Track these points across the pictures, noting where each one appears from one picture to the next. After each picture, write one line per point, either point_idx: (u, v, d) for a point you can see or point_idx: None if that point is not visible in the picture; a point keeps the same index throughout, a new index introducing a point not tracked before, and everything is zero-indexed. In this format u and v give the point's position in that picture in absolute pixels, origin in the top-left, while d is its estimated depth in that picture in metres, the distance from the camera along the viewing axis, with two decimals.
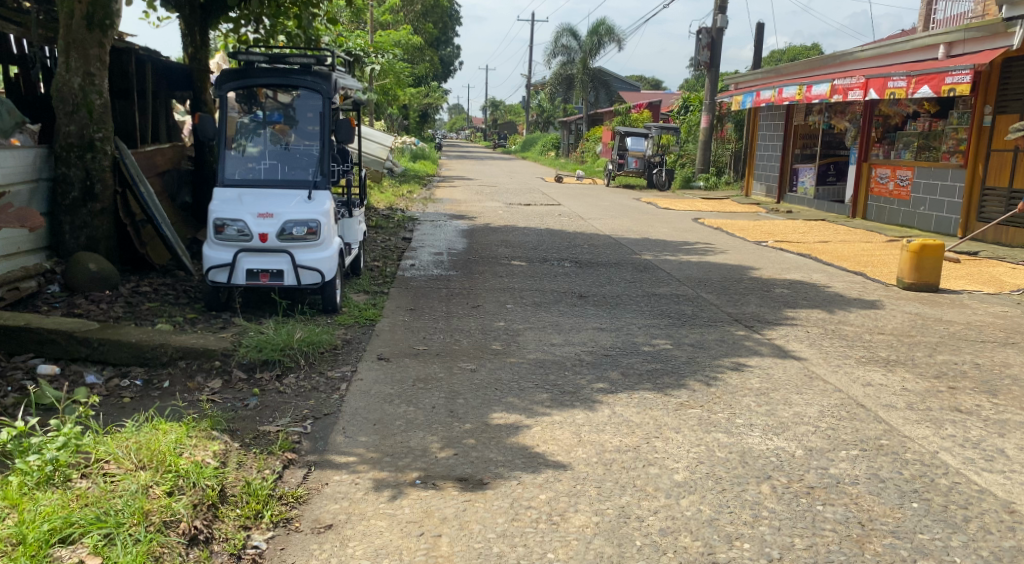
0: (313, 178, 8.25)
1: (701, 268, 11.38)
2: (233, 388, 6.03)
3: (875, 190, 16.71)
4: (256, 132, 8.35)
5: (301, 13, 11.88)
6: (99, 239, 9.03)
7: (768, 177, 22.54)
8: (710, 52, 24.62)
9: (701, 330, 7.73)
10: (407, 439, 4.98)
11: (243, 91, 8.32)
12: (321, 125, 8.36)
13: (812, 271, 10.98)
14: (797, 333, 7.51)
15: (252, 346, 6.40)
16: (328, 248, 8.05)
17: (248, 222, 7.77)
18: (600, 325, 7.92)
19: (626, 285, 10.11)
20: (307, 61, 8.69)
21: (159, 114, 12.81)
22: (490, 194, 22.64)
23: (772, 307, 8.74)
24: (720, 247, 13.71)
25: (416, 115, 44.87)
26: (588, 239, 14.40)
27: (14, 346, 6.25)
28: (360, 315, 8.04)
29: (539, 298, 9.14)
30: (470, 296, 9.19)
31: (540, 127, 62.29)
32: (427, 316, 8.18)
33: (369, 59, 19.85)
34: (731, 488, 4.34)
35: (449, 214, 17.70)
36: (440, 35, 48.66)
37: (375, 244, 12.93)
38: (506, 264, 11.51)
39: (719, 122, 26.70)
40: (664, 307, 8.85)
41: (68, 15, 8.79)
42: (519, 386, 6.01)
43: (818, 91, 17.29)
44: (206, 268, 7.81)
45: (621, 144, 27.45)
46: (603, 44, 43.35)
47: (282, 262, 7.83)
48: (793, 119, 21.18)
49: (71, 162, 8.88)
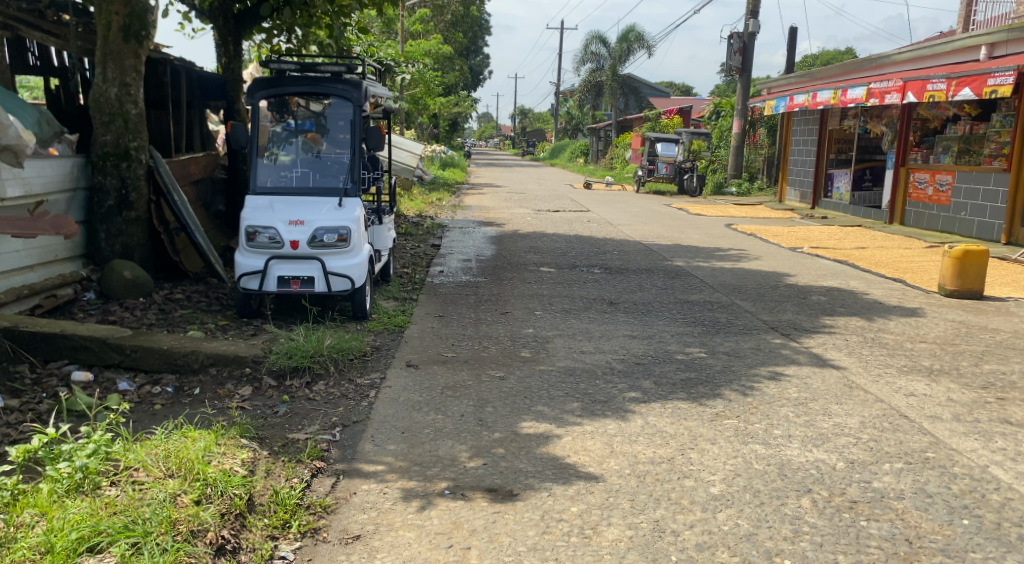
0: (344, 185, 8.23)
1: (735, 275, 11.22)
2: (263, 395, 5.99)
3: (914, 195, 16.41)
4: (288, 140, 8.35)
5: (334, 23, 11.93)
6: (133, 247, 9.07)
7: (802, 183, 22.25)
8: (742, 57, 24.39)
9: (736, 338, 7.59)
10: (436, 448, 4.91)
11: (274, 99, 8.34)
12: (352, 132, 8.35)
13: (850, 277, 10.78)
14: (836, 342, 7.36)
15: (282, 353, 6.34)
16: (358, 254, 8.02)
17: (279, 230, 7.76)
18: (632, 333, 7.81)
19: (658, 292, 9.98)
20: (337, 69, 8.69)
21: (193, 123, 12.91)
22: (520, 201, 22.58)
23: (808, 315, 8.57)
24: (754, 254, 13.51)
25: (445, 123, 44.92)
26: (619, 246, 14.27)
27: (49, 353, 6.28)
28: (390, 321, 8.00)
29: (569, 305, 9.04)
30: (499, 303, 9.12)
31: (570, 135, 62.17)
32: (456, 323, 8.12)
33: (399, 68, 19.90)
34: (770, 502, 4.21)
35: (478, 221, 17.65)
36: (470, 43, 48.78)
37: (405, 251, 12.92)
38: (536, 271, 11.43)
39: (752, 127, 26.53)
40: (697, 314, 8.72)
41: (106, 26, 8.89)
42: (549, 394, 5.92)
43: (855, 94, 17.03)
44: (238, 275, 7.81)
45: (652, 150, 27.48)
46: (633, 50, 43.15)
47: (313, 269, 7.81)
48: (828, 123, 20.90)
49: (107, 171, 8.94)
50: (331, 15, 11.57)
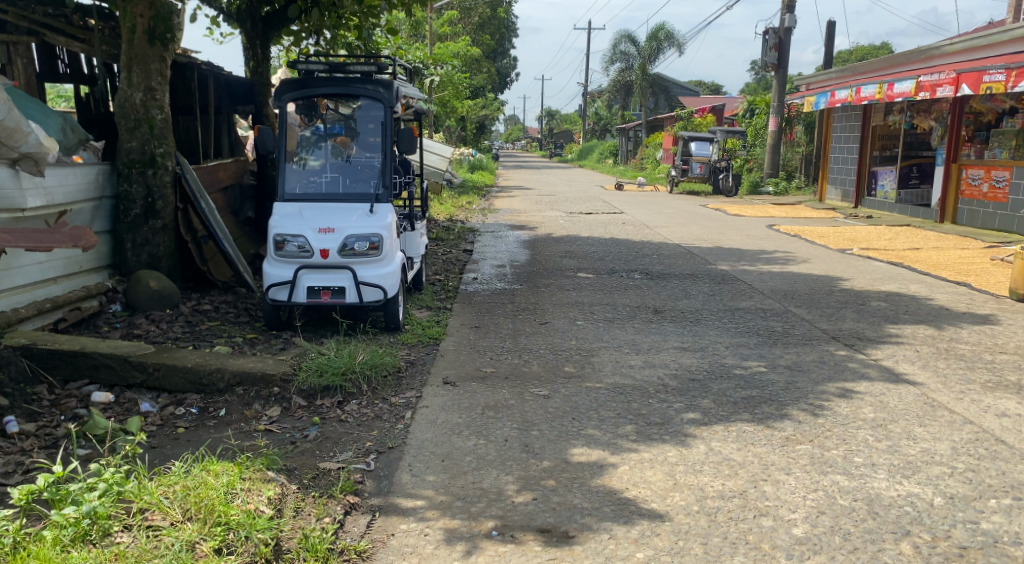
0: (375, 190, 7.82)
1: (784, 280, 10.69)
2: (292, 416, 5.50)
3: (967, 192, 15.95)
4: (317, 144, 7.95)
5: (363, 24, 11.57)
6: (160, 256, 8.72)
7: (843, 181, 21.58)
8: (778, 53, 23.73)
9: (797, 350, 7.10)
10: (480, 480, 4.42)
11: (303, 101, 7.94)
12: (383, 135, 7.93)
13: (908, 281, 10.27)
14: (907, 354, 6.88)
15: (311, 370, 5.85)
16: (391, 263, 7.60)
17: (308, 238, 7.35)
18: (682, 345, 7.31)
19: (705, 298, 9.46)
20: (367, 69, 8.27)
21: (221, 128, 12.57)
22: (550, 203, 22.08)
23: (870, 325, 8.04)
24: (801, 256, 12.94)
25: (473, 126, 44.52)
26: (657, 249, 13.74)
27: (69, 373, 5.78)
28: (425, 333, 7.56)
29: (612, 314, 8.55)
30: (538, 312, 8.65)
31: (597, 135, 61.57)
32: (493, 334, 7.65)
33: (428, 71, 19.52)
34: (864, 547, 3.74)
35: (510, 225, 17.20)
36: (497, 46, 48.37)
37: (437, 257, 12.53)
38: (573, 277, 10.94)
39: (788, 125, 25.86)
40: (750, 323, 8.20)
41: (130, 29, 8.54)
42: (600, 414, 5.44)
43: (903, 88, 16.44)
44: (266, 286, 7.41)
45: (685, 150, 26.90)
46: (663, 49, 42.47)
47: (344, 279, 7.38)
48: (871, 119, 20.25)
49: (133, 179, 8.60)
50: (361, 16, 11.21)
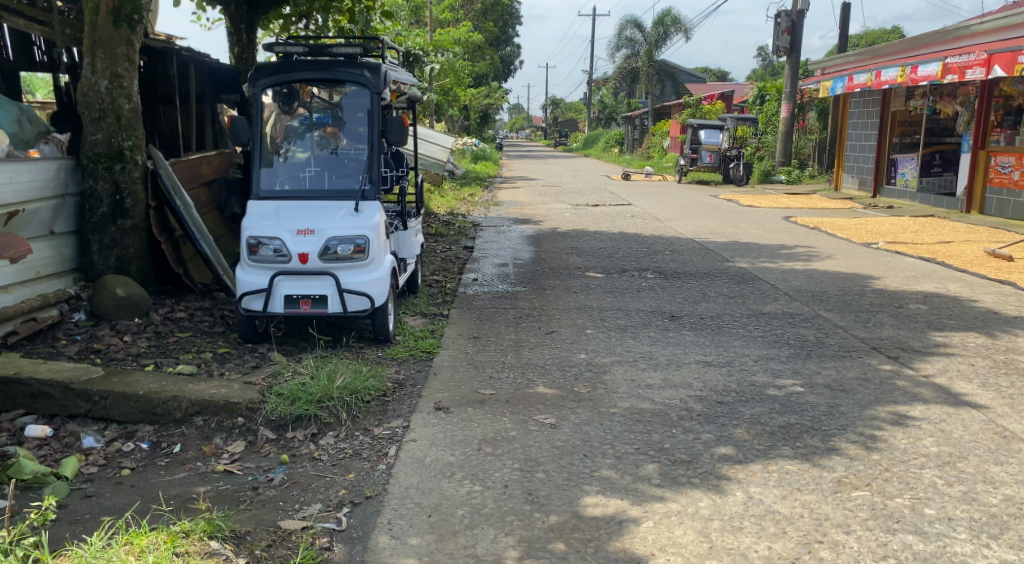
0: (362, 187, 7.04)
1: (810, 279, 9.95)
2: (257, 452, 4.69)
3: (995, 180, 15.52)
4: (300, 136, 7.17)
5: (357, 6, 10.78)
6: (129, 259, 7.90)
7: (860, 169, 20.73)
8: (791, 37, 22.84)
9: (835, 364, 6.35)
10: (473, 544, 3.68)
11: (281, 88, 7.15)
12: (371, 125, 7.15)
13: (945, 280, 9.77)
14: (960, 369, 6.25)
15: (283, 397, 5.05)
16: (378, 268, 6.82)
17: (285, 240, 6.56)
18: (706, 358, 6.53)
19: (725, 301, 8.67)
20: (352, 52, 7.47)
21: (204, 119, 11.81)
22: (556, 195, 21.31)
23: (913, 335, 7.29)
24: (825, 252, 12.19)
25: (475, 115, 43.50)
26: (669, 244, 12.91)
27: (2, 403, 4.92)
28: (417, 346, 6.78)
29: (624, 320, 7.78)
30: (543, 318, 7.88)
31: (602, 123, 60.64)
32: (494, 346, 6.87)
33: (427, 58, 18.67)
34: None
35: (513, 219, 16.38)
36: (500, 33, 47.36)
37: (436, 254, 11.79)
38: (581, 277, 10.15)
39: (801, 111, 25.02)
40: (778, 331, 7.42)
41: (93, 10, 7.74)
42: (616, 450, 4.65)
43: (927, 71, 16.21)
44: (239, 295, 6.64)
45: (694, 138, 25.90)
46: (670, 34, 41.48)
47: (325, 286, 6.61)
48: (891, 104, 19.40)
49: (99, 175, 7.77)
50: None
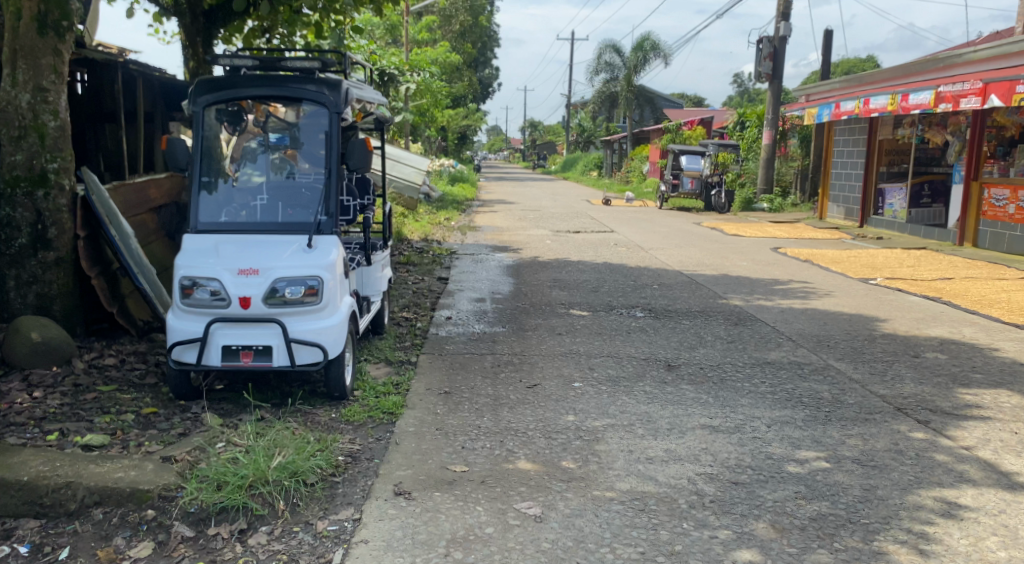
0: (317, 218, 6.14)
1: (813, 320, 9.14)
2: (167, 558, 3.77)
3: (988, 213, 14.91)
4: (249, 160, 6.25)
5: (323, 22, 9.89)
6: (52, 297, 6.90)
7: (846, 199, 20.10)
8: (773, 63, 22.22)
9: (860, 432, 5.51)
10: None
11: (225, 106, 6.26)
12: (329, 149, 6.26)
13: (957, 323, 9.03)
14: (1003, 437, 5.45)
15: (206, 483, 4.14)
16: (333, 313, 5.91)
17: (224, 281, 5.65)
18: (712, 422, 5.65)
19: (725, 347, 7.82)
20: (309, 66, 6.57)
21: (154, 139, 10.82)
22: (536, 220, 20.47)
23: (939, 393, 6.47)
24: (823, 288, 11.41)
25: (453, 136, 42.72)
26: (656, 277, 12.06)
27: None
28: (378, 405, 5.85)
29: (615, 371, 6.89)
30: (524, 368, 6.98)
31: (581, 147, 60.00)
32: (467, 405, 5.95)
33: (402, 78, 17.77)
34: None
35: (491, 246, 15.48)
36: (479, 55, 46.65)
37: (406, 287, 10.85)
38: (565, 315, 9.26)
39: (783, 137, 24.40)
40: (788, 386, 6.57)
41: (15, 15, 6.69)
42: (615, 556, 3.83)
43: (920, 99, 15.59)
44: (170, 345, 5.70)
45: (676, 164, 25.22)
46: (649, 60, 40.94)
47: (270, 335, 5.68)
48: (878, 132, 18.81)
49: (17, 202, 6.77)
50: (323, 11, 9.51)
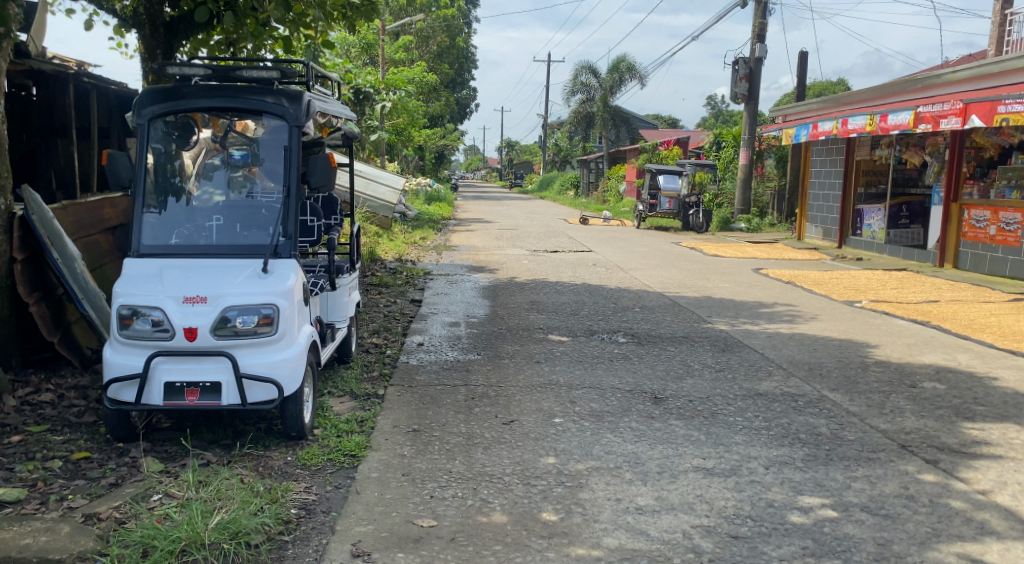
0: (274, 241, 5.61)
1: (802, 346, 8.71)
2: None
3: (969, 234, 14.63)
4: (200, 177, 5.72)
5: (292, 37, 9.34)
6: None
7: (825, 219, 19.81)
8: (749, 83, 21.97)
9: (866, 473, 5.06)
10: None
11: (173, 118, 5.70)
12: (289, 166, 5.75)
13: (952, 350, 8.65)
14: (1018, 478, 5.04)
15: (134, 550, 3.84)
16: (290, 345, 5.37)
17: (168, 310, 5.11)
18: (706, 464, 5.17)
19: (713, 376, 7.36)
20: (266, 76, 6.05)
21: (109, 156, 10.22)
22: (512, 239, 20.03)
23: (942, 428, 6.03)
24: (809, 312, 11.01)
25: (429, 155, 42.28)
26: (637, 300, 11.62)
27: None
28: (339, 445, 5.34)
29: (598, 405, 6.40)
30: (499, 401, 6.48)
31: (557, 167, 59.72)
32: (437, 445, 5.46)
33: (376, 95, 17.27)
34: None
35: (467, 267, 14.96)
36: (455, 75, 46.32)
37: (376, 310, 10.31)
38: (543, 341, 8.76)
39: (760, 157, 24.15)
40: (784, 420, 6.11)
41: None
42: None
43: (899, 119, 15.27)
44: (106, 382, 5.15)
45: (653, 184, 24.88)
46: (625, 80, 40.79)
47: (218, 369, 5.14)
48: (856, 152, 18.54)
49: None
50: (292, 28, 8.88)
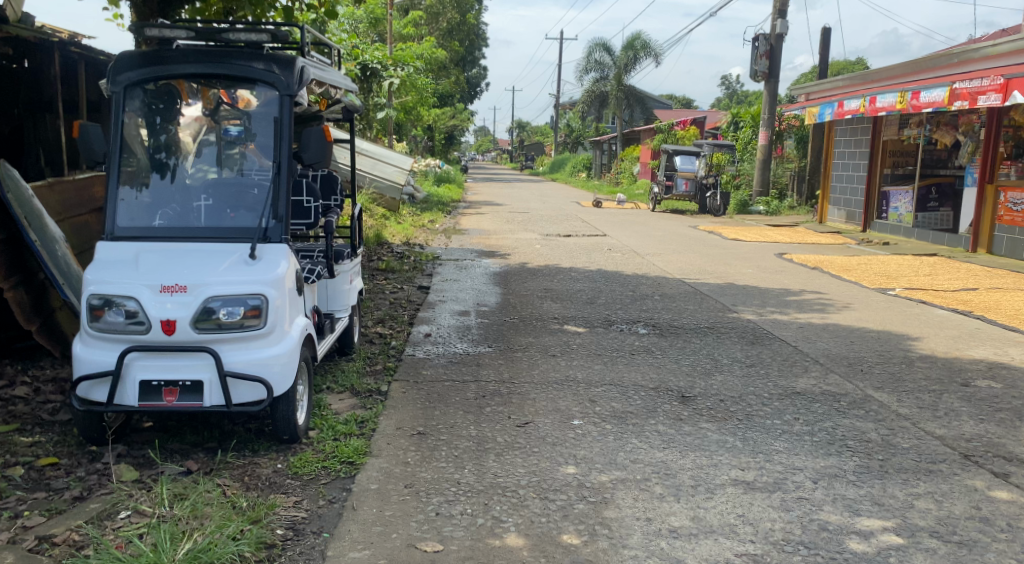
0: (263, 223, 5.03)
1: (837, 338, 8.11)
2: None
3: (1005, 218, 13.92)
4: (182, 151, 5.14)
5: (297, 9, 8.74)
6: None
7: (848, 202, 19.10)
8: (770, 61, 21.19)
9: (927, 489, 4.48)
10: None
11: (155, 86, 5.13)
12: (281, 140, 5.16)
13: (1000, 343, 8.02)
14: None
15: None
16: (281, 339, 4.80)
17: (143, 301, 4.55)
18: (745, 476, 4.59)
19: (744, 372, 6.77)
20: (257, 41, 5.46)
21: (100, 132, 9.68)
22: (524, 223, 19.41)
23: (1006, 434, 5.43)
24: (841, 300, 10.39)
25: (439, 135, 41.50)
26: (657, 287, 11.01)
27: None
28: (336, 450, 4.77)
29: (620, 405, 5.82)
30: (511, 399, 5.90)
31: (569, 148, 58.89)
32: (444, 451, 4.88)
33: (383, 71, 16.58)
34: None
35: (477, 251, 14.38)
36: (466, 54, 45.50)
37: (381, 297, 9.74)
38: (558, 332, 8.18)
39: (781, 138, 23.40)
40: (827, 425, 5.51)
41: None
42: None
43: (932, 96, 14.56)
44: (75, 381, 4.60)
45: (670, 164, 24.09)
46: (640, 59, 39.98)
47: (200, 368, 4.59)
48: (882, 132, 17.81)
49: None
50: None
